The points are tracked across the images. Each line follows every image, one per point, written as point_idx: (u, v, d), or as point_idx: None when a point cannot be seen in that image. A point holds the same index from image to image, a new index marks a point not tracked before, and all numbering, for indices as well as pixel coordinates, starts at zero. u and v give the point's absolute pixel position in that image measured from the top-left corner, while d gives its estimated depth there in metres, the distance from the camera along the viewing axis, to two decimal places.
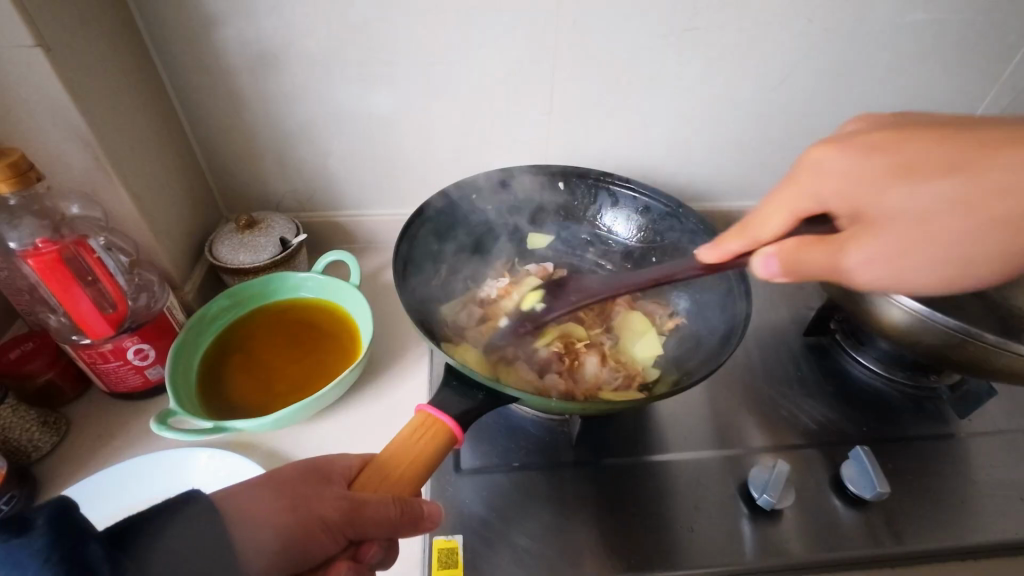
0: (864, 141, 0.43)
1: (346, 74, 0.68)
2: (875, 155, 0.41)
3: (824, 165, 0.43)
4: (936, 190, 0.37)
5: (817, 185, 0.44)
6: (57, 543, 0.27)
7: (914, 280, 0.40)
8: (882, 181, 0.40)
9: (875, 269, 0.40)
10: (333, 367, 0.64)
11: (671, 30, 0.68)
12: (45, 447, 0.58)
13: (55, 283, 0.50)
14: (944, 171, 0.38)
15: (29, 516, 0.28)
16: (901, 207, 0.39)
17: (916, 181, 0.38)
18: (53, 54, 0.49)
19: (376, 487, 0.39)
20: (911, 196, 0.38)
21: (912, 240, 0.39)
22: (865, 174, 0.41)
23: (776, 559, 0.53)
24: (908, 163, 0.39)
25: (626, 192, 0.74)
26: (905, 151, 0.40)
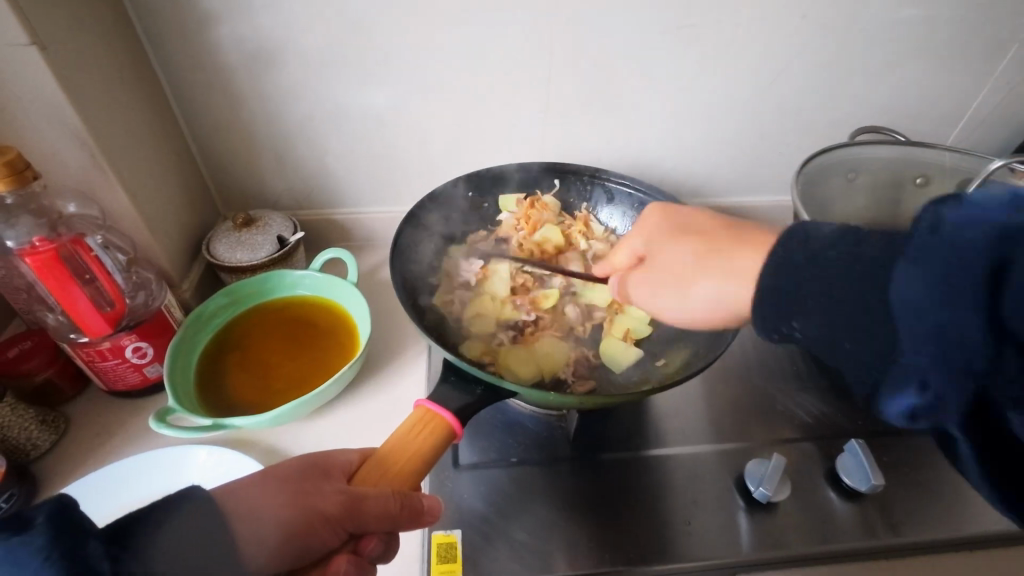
0: (677, 213, 0.58)
1: (342, 72, 0.68)
2: (677, 226, 0.56)
3: (649, 222, 0.59)
4: (678, 250, 0.53)
5: (645, 237, 0.58)
6: (56, 542, 0.27)
7: (675, 309, 0.52)
8: (660, 237, 0.56)
9: (649, 294, 0.55)
10: (331, 364, 0.65)
11: (665, 28, 0.68)
12: (44, 445, 0.58)
13: (52, 280, 0.50)
14: (701, 242, 0.53)
15: (29, 515, 0.28)
16: (664, 255, 0.54)
17: (682, 248, 0.53)
18: (48, 52, 0.49)
19: (376, 481, 0.40)
20: (674, 250, 0.54)
21: (667, 274, 0.53)
22: (667, 230, 0.56)
23: (771, 551, 0.53)
24: (677, 239, 0.55)
25: (621, 188, 0.75)
26: (683, 234, 0.55)
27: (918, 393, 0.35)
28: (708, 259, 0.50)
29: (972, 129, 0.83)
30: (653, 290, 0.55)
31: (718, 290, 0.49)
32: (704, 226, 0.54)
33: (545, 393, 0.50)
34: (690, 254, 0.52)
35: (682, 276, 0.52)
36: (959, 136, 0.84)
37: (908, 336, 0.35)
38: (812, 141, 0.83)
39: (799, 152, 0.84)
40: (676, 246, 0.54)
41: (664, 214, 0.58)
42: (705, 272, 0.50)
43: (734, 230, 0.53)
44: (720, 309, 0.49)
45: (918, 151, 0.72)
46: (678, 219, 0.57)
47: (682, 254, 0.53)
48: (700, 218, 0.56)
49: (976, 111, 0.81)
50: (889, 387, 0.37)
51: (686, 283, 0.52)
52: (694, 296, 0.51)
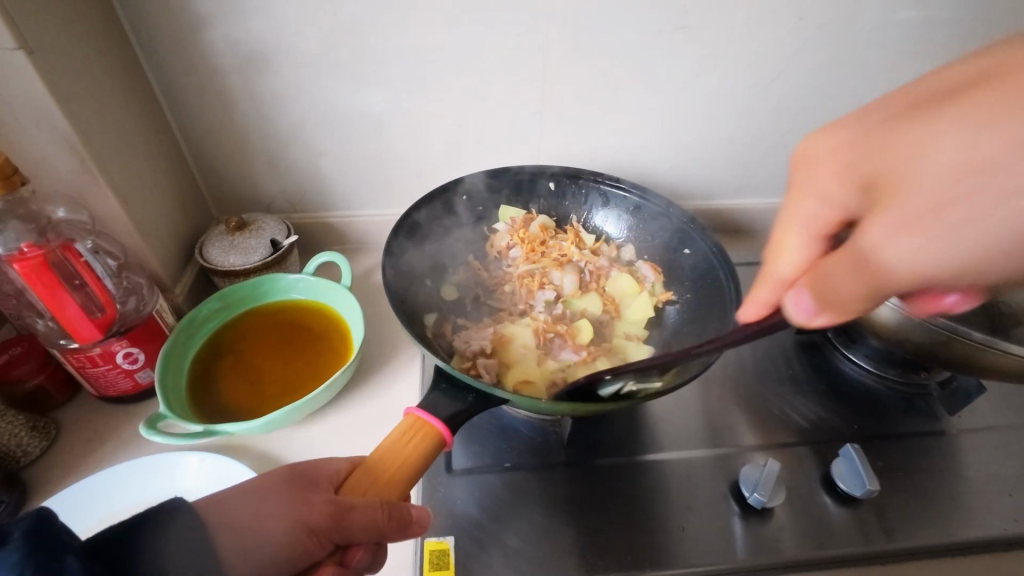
0: (846, 127, 0.37)
1: (336, 74, 0.68)
2: (870, 134, 0.35)
3: (817, 165, 0.38)
4: (951, 130, 0.29)
5: (846, 177, 0.35)
6: (31, 558, 0.27)
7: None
8: (870, 154, 0.34)
9: (912, 243, 0.29)
10: (324, 369, 0.64)
11: (661, 28, 0.68)
12: (34, 452, 0.57)
13: (41, 285, 0.49)
14: (970, 102, 0.29)
15: (6, 531, 0.28)
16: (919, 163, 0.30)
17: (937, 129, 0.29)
18: (35, 56, 0.48)
19: (364, 490, 0.39)
20: (929, 137, 0.30)
21: (940, 186, 0.28)
22: (860, 146, 0.35)
23: (766, 557, 0.53)
24: (903, 131, 0.32)
25: (616, 191, 0.75)
26: (891, 131, 0.33)
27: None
28: (1002, 119, 0.27)
29: None
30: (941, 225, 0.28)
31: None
32: (895, 148, 0.32)
33: (537, 399, 0.49)
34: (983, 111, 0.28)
35: (979, 168, 0.27)
36: None
37: None
38: None
39: (797, 153, 0.84)
40: (926, 130, 0.30)
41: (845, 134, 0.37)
42: (1006, 130, 0.26)
43: (1000, 74, 0.31)
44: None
45: None
46: (855, 129, 0.36)
47: (951, 136, 0.29)
48: (886, 114, 0.36)
49: None
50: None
51: (999, 177, 0.26)
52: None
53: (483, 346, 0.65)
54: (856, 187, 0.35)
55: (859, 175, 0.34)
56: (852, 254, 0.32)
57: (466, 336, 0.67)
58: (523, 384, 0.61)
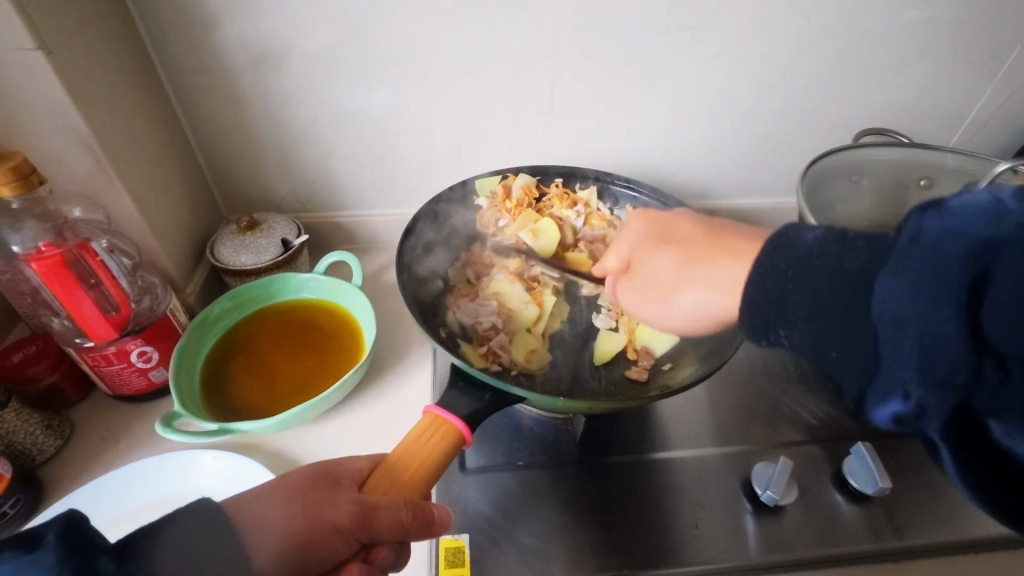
0: (649, 221, 0.56)
1: (346, 75, 0.68)
2: (650, 237, 0.54)
3: (631, 232, 0.57)
4: (664, 261, 0.51)
5: (629, 246, 0.56)
6: (67, 558, 0.28)
7: (681, 323, 0.49)
8: (648, 249, 0.53)
9: (628, 297, 0.53)
10: (337, 368, 0.64)
11: (668, 30, 0.68)
12: (49, 450, 0.57)
13: (58, 285, 0.50)
14: (677, 248, 0.51)
15: (39, 532, 0.28)
16: (649, 265, 0.52)
17: (660, 253, 0.51)
18: (53, 56, 0.49)
19: (386, 489, 0.40)
20: (655, 258, 0.52)
21: (648, 285, 0.51)
22: (647, 240, 0.54)
23: (779, 554, 0.53)
24: (658, 250, 0.52)
25: (626, 191, 0.75)
26: (654, 245, 0.53)
27: (904, 402, 0.35)
28: (682, 271, 0.49)
29: (975, 130, 0.83)
30: (636, 300, 0.52)
31: (703, 298, 0.47)
32: (657, 258, 0.52)
33: (553, 397, 0.50)
34: (669, 266, 0.50)
35: (660, 286, 0.50)
36: (961, 139, 0.84)
37: (889, 356, 0.34)
38: (816, 142, 0.83)
39: (804, 153, 0.84)
40: (654, 253, 0.52)
41: (644, 224, 0.56)
42: (686, 282, 0.48)
43: (712, 236, 0.50)
44: (707, 320, 0.47)
45: (921, 153, 0.72)
46: (654, 225, 0.55)
47: (664, 265, 0.51)
48: (679, 224, 0.54)
49: (980, 113, 0.81)
50: (875, 399, 0.37)
51: (668, 292, 0.49)
52: (677, 311, 0.49)
53: (494, 322, 0.66)
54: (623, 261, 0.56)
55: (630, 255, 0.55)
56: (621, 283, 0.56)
57: (467, 308, 0.67)
58: (531, 355, 0.65)
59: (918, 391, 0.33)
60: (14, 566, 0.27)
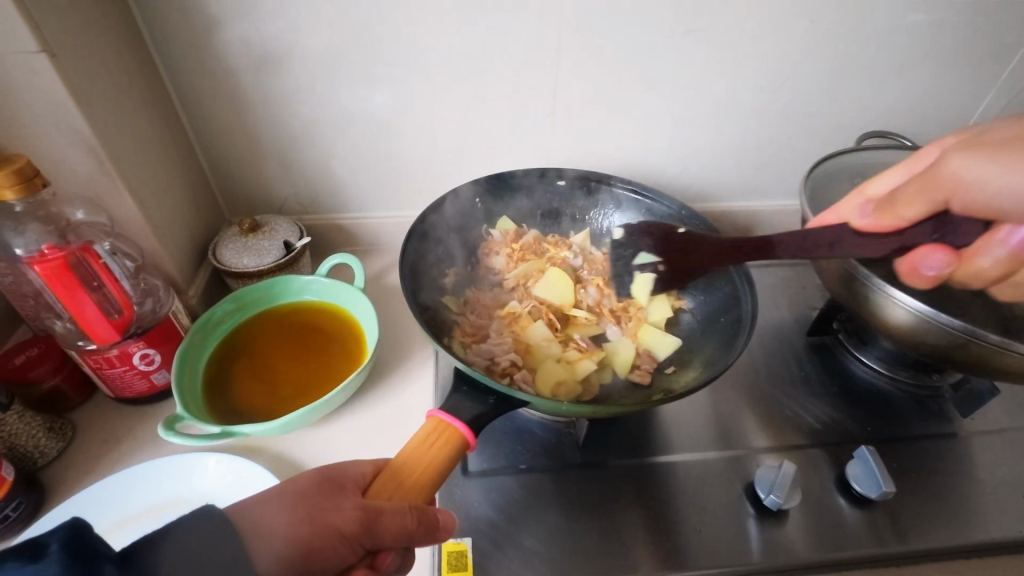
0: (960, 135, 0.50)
1: (348, 77, 0.68)
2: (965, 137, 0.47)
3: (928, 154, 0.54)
4: (1004, 134, 0.45)
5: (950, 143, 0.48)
6: (72, 567, 0.28)
7: (1009, 195, 0.42)
8: (999, 134, 0.45)
9: (978, 164, 0.43)
10: (339, 371, 0.64)
11: (672, 31, 0.68)
12: (51, 453, 0.57)
13: (60, 287, 0.50)
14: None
15: (43, 541, 0.28)
16: (1000, 133, 0.45)
17: (1016, 125, 0.46)
18: (58, 59, 0.48)
19: (391, 494, 0.40)
20: (990, 137, 0.45)
21: (1007, 150, 0.43)
22: (999, 123, 0.48)
23: (782, 559, 0.53)
24: (990, 134, 0.46)
25: (629, 194, 0.75)
26: (982, 135, 0.46)
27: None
28: None
29: None
30: (970, 161, 0.43)
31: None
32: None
33: (558, 402, 0.50)
34: (1005, 141, 0.44)
35: (1006, 148, 0.43)
36: None
37: None
38: (819, 144, 0.83)
39: (807, 155, 0.84)
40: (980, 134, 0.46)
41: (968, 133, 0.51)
42: None
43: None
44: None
45: None
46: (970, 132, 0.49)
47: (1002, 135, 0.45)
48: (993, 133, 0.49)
49: (983, 115, 0.81)
50: None
51: None
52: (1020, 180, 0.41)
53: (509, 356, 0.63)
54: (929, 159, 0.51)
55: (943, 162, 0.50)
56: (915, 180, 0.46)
57: (481, 347, 0.64)
58: (559, 387, 0.61)
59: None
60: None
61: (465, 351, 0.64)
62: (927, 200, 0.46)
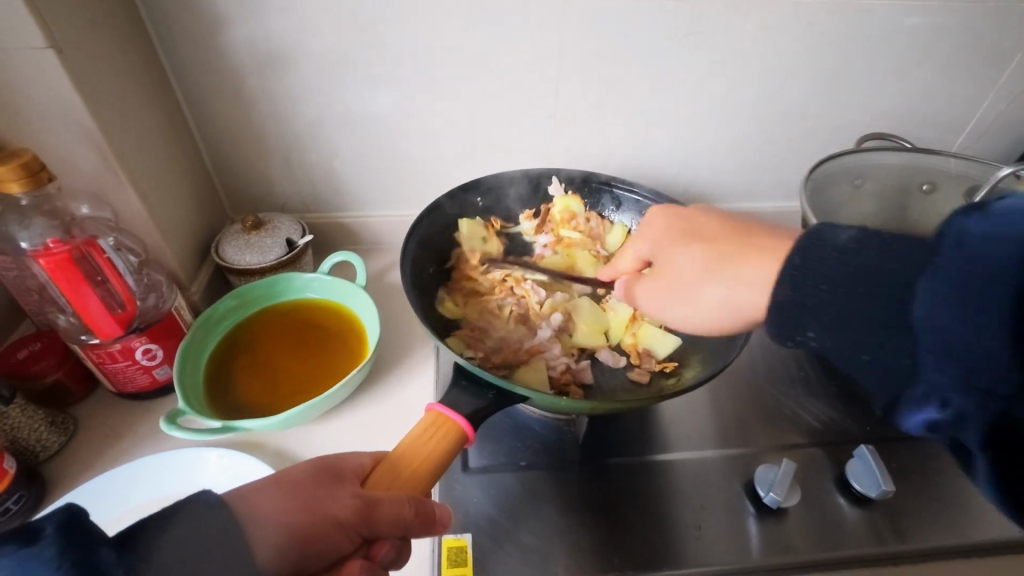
0: (677, 215, 0.57)
1: (353, 77, 0.69)
2: (674, 231, 0.56)
3: (652, 225, 0.58)
4: (694, 260, 0.52)
5: (650, 241, 0.58)
6: (64, 552, 0.27)
7: (669, 316, 0.53)
8: (667, 245, 0.55)
9: (653, 298, 0.54)
10: (340, 367, 0.65)
11: (674, 32, 0.68)
12: (53, 447, 0.58)
13: (65, 282, 0.50)
14: (704, 243, 0.52)
15: (36, 526, 0.28)
16: (675, 261, 0.53)
17: (683, 248, 0.53)
18: (65, 55, 0.49)
19: (389, 485, 0.40)
20: (677, 257, 0.53)
21: (668, 285, 0.53)
22: (673, 233, 0.56)
23: (781, 556, 0.53)
24: (675, 249, 0.54)
25: (629, 195, 0.75)
26: (682, 238, 0.55)
27: (940, 409, 0.34)
28: (719, 254, 0.50)
29: (977, 136, 0.83)
30: (657, 292, 0.54)
31: (727, 294, 0.48)
32: (733, 240, 0.51)
33: (557, 398, 0.50)
34: (707, 229, 0.54)
35: (683, 281, 0.52)
36: (964, 144, 0.84)
37: (928, 361, 0.34)
38: (818, 146, 0.83)
39: (806, 156, 0.85)
40: (677, 251, 0.54)
41: (669, 218, 0.57)
42: (711, 278, 0.49)
43: (759, 239, 0.50)
44: (730, 314, 0.49)
45: (924, 158, 0.72)
46: (681, 220, 0.57)
47: (687, 260, 0.52)
48: (699, 221, 0.56)
49: (984, 117, 0.81)
50: (908, 403, 0.36)
51: (683, 290, 0.52)
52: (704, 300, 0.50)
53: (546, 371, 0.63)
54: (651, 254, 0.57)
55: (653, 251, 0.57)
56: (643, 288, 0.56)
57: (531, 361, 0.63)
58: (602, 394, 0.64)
59: (949, 391, 0.33)
60: (12, 559, 0.27)
61: (521, 371, 0.62)
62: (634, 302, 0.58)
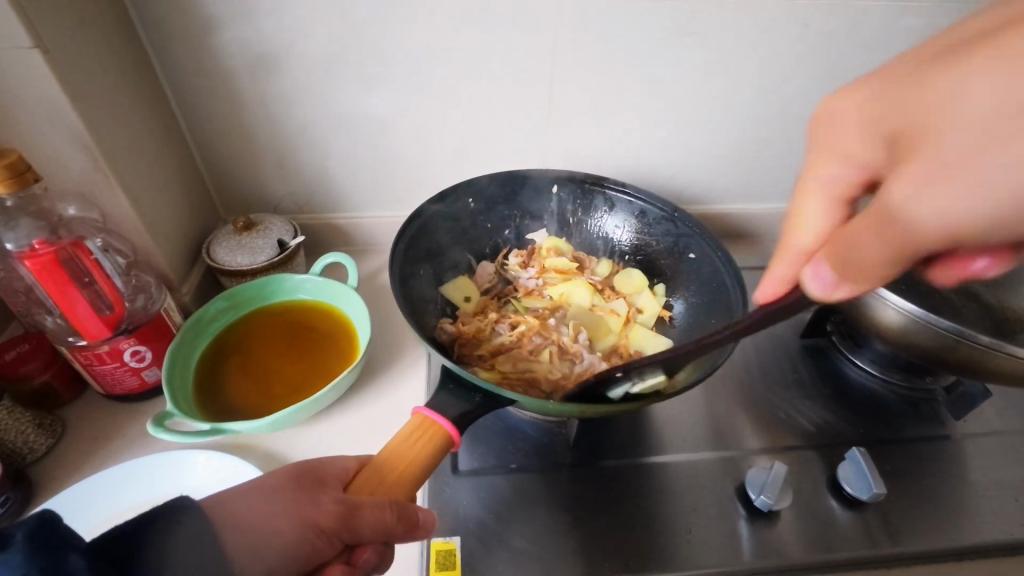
0: (858, 91, 0.37)
1: (345, 77, 0.68)
2: (888, 89, 0.34)
3: (839, 121, 0.38)
4: (978, 87, 0.27)
5: (865, 128, 0.36)
6: (38, 561, 0.27)
7: (955, 212, 0.27)
8: (913, 95, 0.32)
9: (928, 196, 0.27)
10: (331, 369, 0.64)
11: (668, 32, 0.68)
12: (41, 449, 0.57)
13: (51, 284, 0.49)
14: (997, 49, 0.28)
15: (8, 533, 0.28)
16: (956, 109, 0.28)
17: (966, 72, 0.28)
18: (52, 56, 0.49)
19: (373, 489, 0.40)
20: (957, 86, 0.28)
21: (950, 165, 0.27)
22: (872, 107, 0.35)
23: (773, 559, 0.53)
24: (932, 82, 0.30)
25: (622, 196, 0.74)
26: (908, 87, 0.33)
27: None
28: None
29: None
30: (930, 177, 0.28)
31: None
32: (960, 58, 0.30)
33: (546, 401, 0.49)
34: (885, 90, 0.35)
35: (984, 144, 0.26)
36: None
37: None
38: None
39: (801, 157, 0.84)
40: (956, 79, 0.29)
41: (856, 92, 0.37)
42: None
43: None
44: None
45: None
46: (868, 95, 0.36)
47: (978, 96, 0.27)
48: (894, 66, 0.36)
49: None
50: None
51: (988, 153, 0.26)
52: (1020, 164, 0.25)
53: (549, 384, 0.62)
54: (880, 143, 0.35)
55: (881, 131, 0.35)
56: (875, 215, 0.30)
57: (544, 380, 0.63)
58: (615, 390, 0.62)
59: None
60: None
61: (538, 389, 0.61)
62: (885, 258, 0.31)
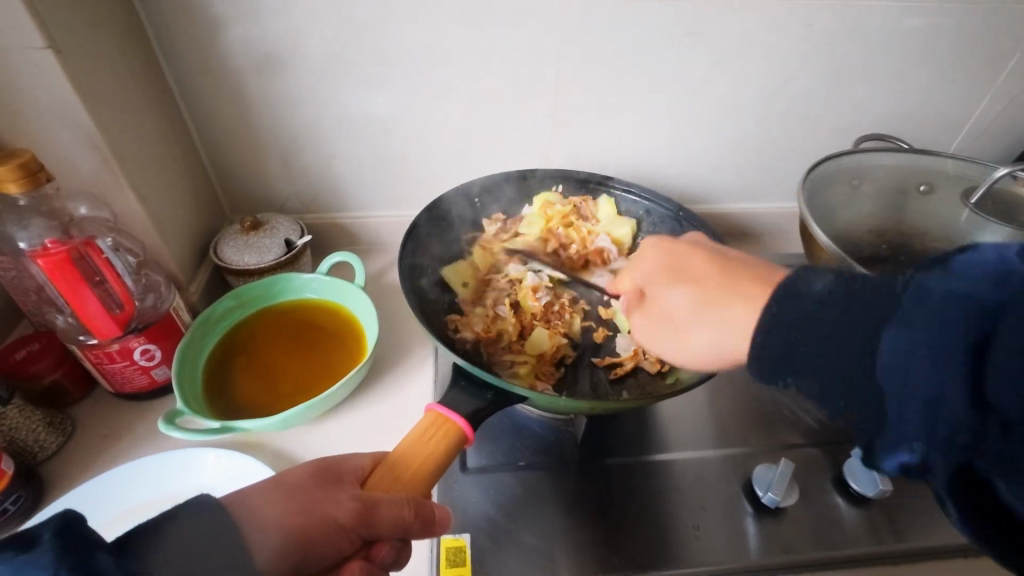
0: (667, 249, 0.52)
1: (351, 78, 0.69)
2: (664, 267, 0.50)
3: (647, 256, 0.53)
4: (670, 296, 0.47)
5: (648, 270, 0.51)
6: (63, 557, 0.27)
7: (662, 349, 0.47)
8: (658, 279, 0.49)
9: (656, 336, 0.47)
10: (338, 368, 0.65)
11: (672, 32, 0.69)
12: (51, 448, 0.58)
13: (63, 283, 0.50)
14: (693, 283, 0.46)
15: (31, 528, 0.28)
16: (664, 299, 0.47)
17: (672, 286, 0.47)
18: (63, 56, 0.49)
19: (388, 486, 0.40)
20: (668, 294, 0.47)
21: (656, 321, 0.48)
22: (668, 267, 0.49)
23: (780, 556, 0.53)
24: (703, 283, 0.45)
25: (627, 195, 0.75)
26: (659, 275, 0.50)
27: None
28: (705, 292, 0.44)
29: (975, 136, 0.83)
30: (649, 334, 0.48)
31: (714, 338, 0.42)
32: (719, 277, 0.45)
33: (557, 397, 0.50)
34: (704, 269, 0.47)
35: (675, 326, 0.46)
36: (961, 145, 0.85)
37: None
38: (816, 146, 0.84)
39: (804, 156, 0.85)
40: (668, 288, 0.48)
41: (659, 254, 0.52)
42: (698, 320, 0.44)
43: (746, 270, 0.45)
44: (714, 355, 0.43)
45: (924, 159, 0.73)
46: (671, 255, 0.51)
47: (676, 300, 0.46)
48: (692, 258, 0.49)
49: (981, 118, 0.82)
50: None
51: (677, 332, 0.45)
52: (688, 350, 0.44)
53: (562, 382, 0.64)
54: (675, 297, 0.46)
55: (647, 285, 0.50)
56: (653, 320, 0.48)
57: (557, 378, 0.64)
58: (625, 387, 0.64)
59: None
60: (10, 565, 0.27)
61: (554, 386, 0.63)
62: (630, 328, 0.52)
